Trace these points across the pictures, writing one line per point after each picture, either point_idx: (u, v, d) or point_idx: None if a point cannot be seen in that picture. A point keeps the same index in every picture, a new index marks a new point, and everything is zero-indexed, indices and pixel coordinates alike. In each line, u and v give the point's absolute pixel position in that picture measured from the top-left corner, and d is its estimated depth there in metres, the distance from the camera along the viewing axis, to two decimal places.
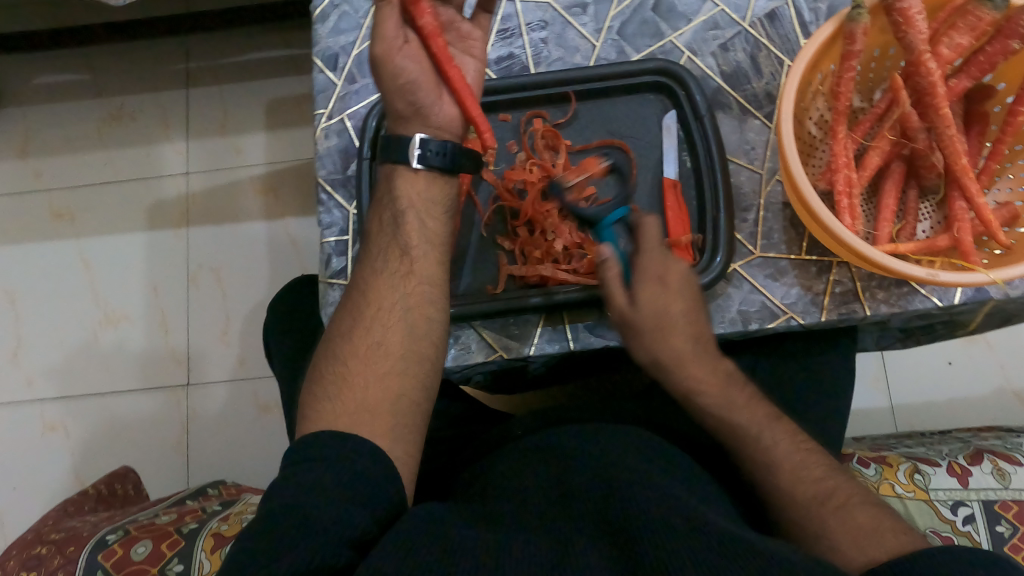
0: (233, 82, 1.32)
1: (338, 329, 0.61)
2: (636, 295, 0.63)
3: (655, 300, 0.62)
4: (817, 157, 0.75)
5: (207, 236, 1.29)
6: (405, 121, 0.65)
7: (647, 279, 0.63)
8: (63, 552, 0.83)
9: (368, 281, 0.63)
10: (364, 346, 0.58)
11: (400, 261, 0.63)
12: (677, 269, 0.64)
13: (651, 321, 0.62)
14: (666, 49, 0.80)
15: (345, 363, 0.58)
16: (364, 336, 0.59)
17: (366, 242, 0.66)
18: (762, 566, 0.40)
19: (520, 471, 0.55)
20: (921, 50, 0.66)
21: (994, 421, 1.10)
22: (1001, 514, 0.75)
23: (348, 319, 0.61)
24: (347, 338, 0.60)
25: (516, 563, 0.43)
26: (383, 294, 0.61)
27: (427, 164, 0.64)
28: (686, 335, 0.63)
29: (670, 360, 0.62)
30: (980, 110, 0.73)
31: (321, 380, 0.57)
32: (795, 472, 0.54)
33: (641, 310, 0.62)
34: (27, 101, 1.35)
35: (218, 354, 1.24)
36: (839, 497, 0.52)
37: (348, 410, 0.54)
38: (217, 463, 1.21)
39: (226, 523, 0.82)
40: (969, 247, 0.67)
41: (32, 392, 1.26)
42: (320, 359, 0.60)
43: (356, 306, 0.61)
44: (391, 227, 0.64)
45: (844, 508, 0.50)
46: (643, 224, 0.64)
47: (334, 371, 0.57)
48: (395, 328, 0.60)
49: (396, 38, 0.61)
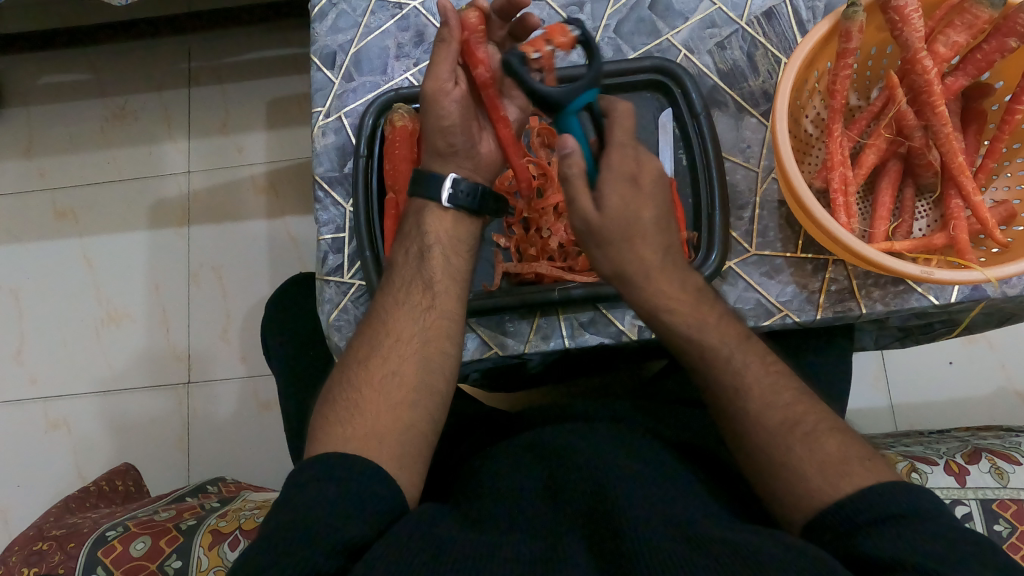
0: (235, 81, 1.32)
1: (354, 356, 0.60)
2: (605, 197, 0.56)
3: (627, 203, 0.56)
4: (813, 155, 0.75)
5: (208, 234, 1.29)
6: (438, 159, 0.66)
7: (618, 176, 0.56)
8: (64, 547, 0.84)
9: (389, 311, 0.62)
10: (378, 375, 0.58)
11: (422, 294, 0.63)
12: (651, 166, 0.59)
13: (620, 226, 0.57)
14: (663, 48, 0.80)
15: (359, 391, 0.57)
16: (381, 366, 0.58)
17: (389, 273, 0.66)
18: (750, 566, 0.40)
19: (515, 469, 0.55)
20: (917, 47, 0.66)
21: (995, 420, 1.09)
22: (999, 513, 0.75)
23: (365, 347, 0.60)
24: (363, 366, 0.59)
25: (507, 562, 0.43)
26: (403, 326, 0.61)
27: (456, 203, 0.65)
28: (654, 245, 0.59)
29: (634, 273, 0.59)
30: (977, 108, 0.73)
31: (333, 405, 0.56)
32: (764, 398, 0.54)
33: (609, 215, 0.56)
34: (30, 100, 1.36)
35: (219, 351, 1.25)
36: (807, 422, 0.53)
37: (360, 435, 0.53)
38: (217, 460, 1.21)
39: (223, 519, 0.82)
40: (965, 245, 0.67)
41: (35, 389, 1.27)
42: (334, 385, 0.59)
43: (374, 335, 0.61)
44: (416, 260, 0.64)
45: (814, 440, 0.51)
46: (614, 111, 0.58)
47: (347, 396, 0.57)
48: (414, 362, 0.59)
49: (448, 81, 0.62)
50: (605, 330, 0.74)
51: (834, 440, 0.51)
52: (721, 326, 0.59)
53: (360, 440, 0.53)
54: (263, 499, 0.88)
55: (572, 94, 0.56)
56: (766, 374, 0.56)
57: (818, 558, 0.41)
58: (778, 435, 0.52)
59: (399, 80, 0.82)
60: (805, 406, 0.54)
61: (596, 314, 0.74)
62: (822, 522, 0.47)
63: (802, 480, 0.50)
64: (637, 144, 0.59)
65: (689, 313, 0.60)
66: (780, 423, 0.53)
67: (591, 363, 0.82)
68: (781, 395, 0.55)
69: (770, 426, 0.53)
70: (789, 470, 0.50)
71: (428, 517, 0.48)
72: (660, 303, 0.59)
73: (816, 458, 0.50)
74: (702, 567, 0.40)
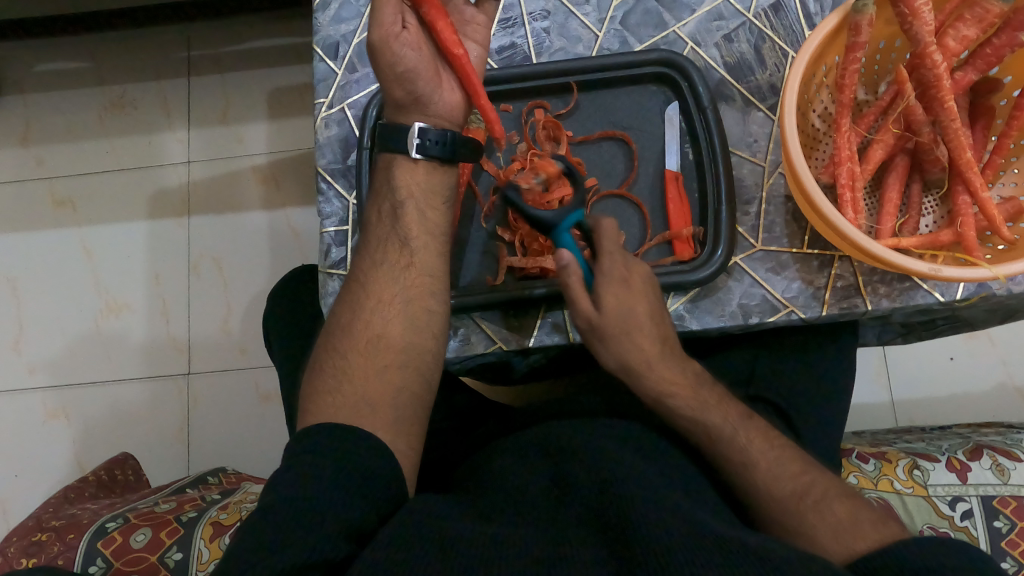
0: (235, 71, 1.31)
1: (339, 319, 0.62)
2: (602, 298, 0.62)
3: (620, 303, 0.62)
4: (820, 150, 0.74)
5: (208, 225, 1.29)
6: (401, 111, 0.65)
7: (609, 281, 0.62)
8: (63, 538, 0.84)
9: (369, 271, 0.63)
10: (364, 341, 0.59)
11: (400, 253, 0.64)
12: (639, 267, 0.65)
13: (618, 323, 0.62)
14: (669, 40, 0.80)
15: (346, 355, 0.59)
16: (366, 328, 0.60)
17: (365, 231, 0.67)
18: (757, 559, 0.40)
19: (519, 464, 0.55)
20: (927, 41, 0.65)
21: (995, 416, 1.09)
22: (999, 509, 0.75)
23: (349, 311, 0.62)
24: (348, 329, 0.60)
25: (513, 557, 0.43)
26: (384, 286, 0.62)
27: (426, 154, 0.64)
28: (651, 335, 0.63)
29: (639, 362, 0.62)
30: (985, 103, 0.72)
31: (321, 371, 0.59)
32: (771, 472, 0.55)
33: (608, 315, 0.62)
34: (28, 88, 1.35)
35: (219, 343, 1.25)
36: (815, 494, 0.53)
37: (352, 400, 0.55)
38: (217, 452, 1.21)
39: (225, 511, 0.82)
40: (972, 242, 0.67)
41: (34, 379, 1.26)
42: (321, 352, 0.61)
43: (357, 299, 0.62)
44: (390, 218, 0.65)
45: (826, 508, 0.51)
46: (600, 227, 0.64)
47: (335, 365, 0.58)
48: (398, 318, 0.61)
49: (395, 24, 0.60)
50: None
51: (845, 506, 0.51)
52: (722, 407, 0.60)
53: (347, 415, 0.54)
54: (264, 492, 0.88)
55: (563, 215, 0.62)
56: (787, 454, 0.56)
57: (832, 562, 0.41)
58: (789, 505, 0.52)
59: None
60: (810, 475, 0.55)
61: None
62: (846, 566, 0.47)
63: (817, 546, 0.49)
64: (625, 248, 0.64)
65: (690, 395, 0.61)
66: (791, 492, 0.53)
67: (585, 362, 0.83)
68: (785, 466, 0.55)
69: (780, 496, 0.53)
70: (802, 539, 0.50)
71: (433, 513, 0.47)
72: (663, 390, 0.61)
73: (828, 524, 0.50)
74: (711, 558, 0.40)
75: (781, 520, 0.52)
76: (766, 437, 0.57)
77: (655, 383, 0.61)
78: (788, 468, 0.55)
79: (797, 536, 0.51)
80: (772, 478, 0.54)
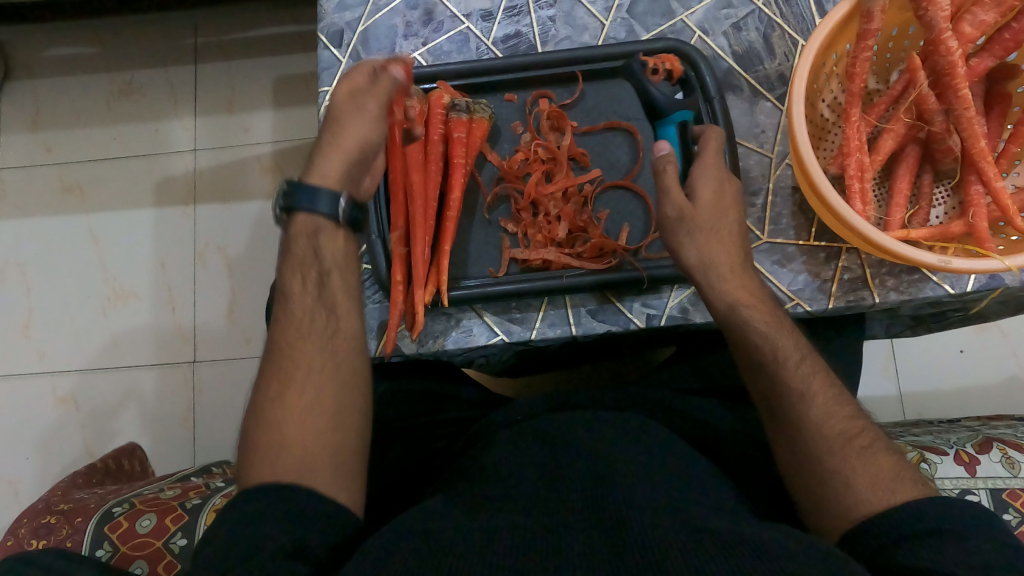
0: (242, 58, 1.31)
1: (262, 398, 0.55)
2: (700, 192, 0.66)
3: (714, 198, 0.66)
4: (829, 140, 0.73)
5: (214, 214, 1.29)
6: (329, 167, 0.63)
7: (704, 176, 0.67)
8: (71, 522, 0.85)
9: (289, 342, 0.57)
10: (295, 412, 0.53)
11: (327, 319, 0.59)
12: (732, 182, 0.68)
13: (710, 218, 0.65)
14: (677, 28, 0.78)
15: (279, 427, 0.52)
16: (296, 399, 0.54)
17: (281, 305, 0.60)
18: (757, 555, 0.40)
19: (519, 454, 0.55)
20: (942, 27, 0.64)
21: (1004, 409, 1.08)
22: (1009, 502, 0.74)
23: (271, 387, 0.55)
24: (273, 407, 0.54)
25: (512, 547, 0.43)
26: (309, 356, 0.56)
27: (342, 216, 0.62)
28: (735, 242, 0.65)
29: (722, 265, 0.63)
30: (1001, 91, 0.70)
31: (254, 449, 0.52)
32: (826, 407, 0.53)
33: (701, 206, 0.65)
34: (36, 74, 1.35)
35: (225, 331, 1.25)
36: (866, 439, 0.51)
37: (301, 463, 0.51)
38: (223, 439, 1.22)
39: (229, 499, 0.83)
40: (984, 233, 0.65)
41: (43, 364, 1.28)
42: (249, 431, 0.54)
43: (282, 370, 0.55)
44: (315, 287, 0.60)
45: (872, 455, 0.50)
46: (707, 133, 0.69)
47: (267, 439, 0.52)
48: (328, 388, 0.55)
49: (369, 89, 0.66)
50: (612, 318, 0.73)
51: (889, 459, 0.50)
52: (792, 333, 0.59)
53: (299, 472, 0.50)
54: None
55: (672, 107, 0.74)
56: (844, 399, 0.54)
57: (842, 562, 0.41)
58: (837, 442, 0.51)
59: None
60: (862, 422, 0.53)
61: (603, 302, 0.73)
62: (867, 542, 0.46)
63: (851, 492, 0.49)
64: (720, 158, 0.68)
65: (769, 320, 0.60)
66: (838, 433, 0.52)
67: (604, 347, 0.82)
68: (838, 407, 0.53)
69: (828, 435, 0.52)
70: (837, 479, 0.50)
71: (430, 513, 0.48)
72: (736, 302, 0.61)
73: (868, 472, 0.49)
74: (711, 552, 0.40)
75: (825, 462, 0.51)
76: (829, 376, 0.55)
77: (727, 294, 0.62)
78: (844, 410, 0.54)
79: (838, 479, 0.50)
80: (828, 414, 0.53)
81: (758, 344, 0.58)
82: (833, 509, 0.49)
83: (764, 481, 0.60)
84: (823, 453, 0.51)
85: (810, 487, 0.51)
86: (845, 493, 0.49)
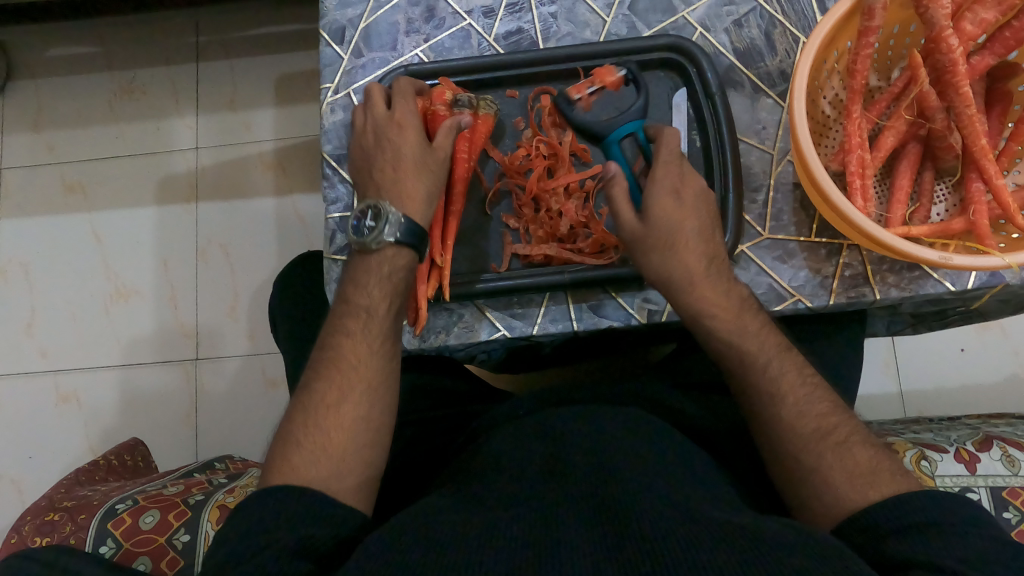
0: (244, 57, 1.31)
1: (317, 397, 0.56)
2: (650, 207, 0.62)
3: (668, 213, 0.61)
4: (830, 137, 0.73)
5: (216, 212, 1.29)
6: (411, 204, 0.65)
7: (655, 194, 0.62)
8: (74, 519, 0.85)
9: (355, 352, 0.58)
10: (346, 422, 0.55)
11: (391, 340, 0.61)
12: (693, 183, 0.64)
13: (663, 230, 0.61)
14: (678, 25, 0.78)
15: (326, 431, 0.54)
16: (350, 411, 0.56)
17: (345, 323, 0.60)
18: (756, 549, 0.40)
19: (519, 447, 0.55)
20: (943, 25, 0.64)
21: (1005, 408, 1.08)
22: (1009, 500, 0.74)
23: (326, 395, 0.56)
24: (326, 412, 0.55)
25: (512, 539, 0.43)
26: (371, 372, 0.58)
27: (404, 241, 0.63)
28: (697, 251, 0.61)
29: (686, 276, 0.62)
30: (1003, 88, 0.71)
31: (296, 449, 0.54)
32: (803, 406, 0.54)
33: (654, 220, 0.62)
34: (39, 72, 1.36)
35: (227, 329, 1.26)
36: (839, 433, 0.53)
37: (336, 471, 0.53)
38: (225, 436, 1.23)
39: (231, 495, 0.83)
40: (985, 230, 0.65)
41: (45, 362, 1.28)
42: (296, 432, 0.55)
43: (342, 377, 0.57)
44: (389, 311, 0.61)
45: (847, 449, 0.52)
46: (663, 136, 0.65)
47: (312, 442, 0.54)
48: (379, 409, 0.57)
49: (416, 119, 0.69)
50: (613, 313, 0.73)
51: (874, 455, 0.51)
52: (766, 334, 0.59)
53: (329, 478, 0.52)
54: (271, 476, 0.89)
55: (612, 128, 0.72)
56: (830, 398, 0.55)
57: (842, 554, 0.41)
58: (811, 442, 0.53)
59: (410, 56, 0.81)
60: (840, 416, 0.54)
61: (604, 297, 0.73)
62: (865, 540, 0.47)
63: (829, 487, 0.50)
64: (681, 161, 0.64)
65: (732, 318, 0.60)
66: (815, 431, 0.53)
67: (605, 345, 0.83)
68: (808, 406, 0.54)
69: (807, 433, 0.53)
70: (814, 476, 0.51)
71: (432, 510, 0.48)
72: (703, 308, 0.60)
73: (855, 471, 0.50)
74: (711, 545, 0.41)
75: (819, 466, 0.51)
76: (802, 372, 0.56)
77: (697, 300, 0.60)
78: (825, 407, 0.55)
79: (834, 479, 0.50)
80: (808, 414, 0.54)
81: (725, 349, 0.59)
82: (832, 506, 0.50)
83: (763, 478, 0.60)
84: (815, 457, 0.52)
85: (802, 492, 0.52)
86: (839, 492, 0.50)
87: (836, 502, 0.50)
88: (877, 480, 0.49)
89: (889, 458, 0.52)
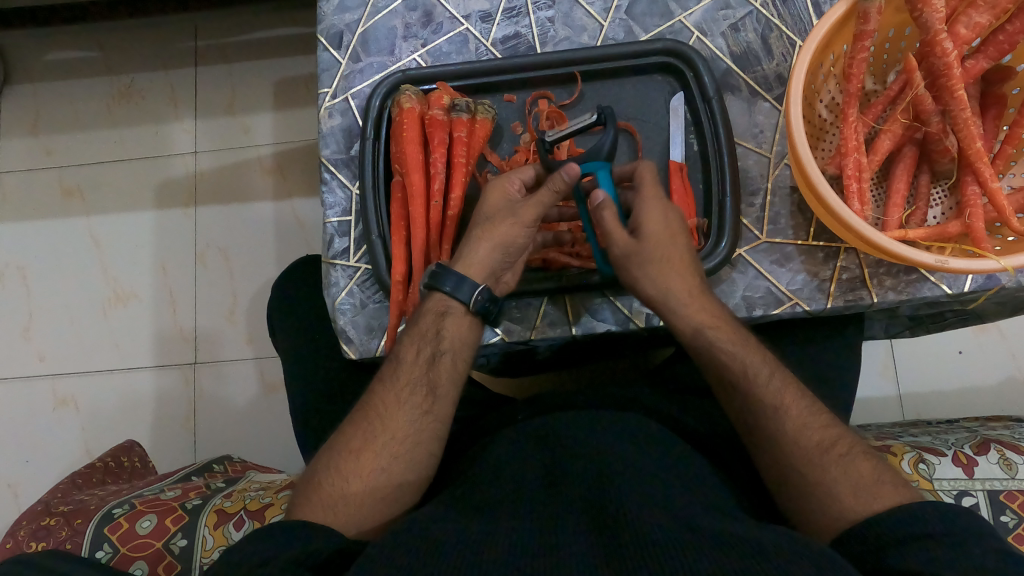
0: (243, 61, 1.31)
1: (345, 443, 0.58)
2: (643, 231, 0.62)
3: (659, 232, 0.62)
4: (826, 141, 0.73)
5: (214, 216, 1.29)
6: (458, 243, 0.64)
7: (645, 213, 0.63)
8: (70, 524, 0.85)
9: (383, 402, 0.58)
10: (366, 469, 0.55)
11: (424, 395, 0.59)
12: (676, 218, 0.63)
13: (655, 251, 0.62)
14: (675, 30, 0.79)
15: (346, 476, 0.55)
16: (370, 460, 0.56)
17: (381, 372, 0.62)
18: (752, 557, 0.41)
19: (518, 455, 0.55)
20: (937, 29, 0.64)
21: (1003, 410, 1.08)
22: (1006, 504, 0.74)
23: (354, 440, 0.57)
24: (349, 457, 0.56)
25: (507, 546, 0.43)
26: (397, 424, 0.57)
27: (461, 296, 0.62)
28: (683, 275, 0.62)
29: (679, 290, 0.62)
30: (997, 92, 0.71)
31: (317, 488, 0.55)
32: (802, 418, 0.55)
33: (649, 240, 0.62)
34: (36, 77, 1.36)
35: (226, 333, 1.26)
36: (843, 445, 0.53)
37: (351, 517, 0.53)
38: (223, 440, 1.22)
39: (229, 500, 0.83)
40: (981, 233, 0.65)
41: (43, 366, 1.28)
42: (320, 471, 0.57)
43: (368, 424, 0.58)
44: (422, 364, 0.60)
45: (850, 460, 0.52)
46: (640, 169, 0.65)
47: (330, 482, 0.55)
48: (402, 462, 0.56)
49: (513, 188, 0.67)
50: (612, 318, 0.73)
51: (872, 463, 0.52)
52: None
53: (342, 523, 0.53)
54: (269, 481, 0.89)
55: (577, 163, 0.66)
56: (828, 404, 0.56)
57: (837, 560, 0.41)
58: (815, 455, 0.53)
59: (407, 61, 0.82)
60: (838, 429, 0.55)
61: (602, 301, 0.73)
62: (865, 549, 0.47)
63: (825, 495, 0.51)
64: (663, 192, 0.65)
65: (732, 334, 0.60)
66: (819, 441, 0.53)
67: (603, 349, 0.83)
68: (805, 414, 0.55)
69: (808, 444, 0.53)
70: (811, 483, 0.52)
71: (429, 519, 0.48)
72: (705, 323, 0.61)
73: (854, 479, 0.51)
74: (702, 551, 0.41)
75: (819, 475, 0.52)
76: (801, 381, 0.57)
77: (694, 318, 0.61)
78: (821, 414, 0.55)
79: (829, 488, 0.51)
80: (806, 427, 0.54)
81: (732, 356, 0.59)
82: (832, 516, 0.50)
83: (759, 484, 0.60)
84: (813, 466, 0.52)
85: (802, 499, 0.52)
86: (838, 502, 0.50)
87: (837, 511, 0.50)
88: (872, 487, 0.50)
89: (886, 465, 0.52)
